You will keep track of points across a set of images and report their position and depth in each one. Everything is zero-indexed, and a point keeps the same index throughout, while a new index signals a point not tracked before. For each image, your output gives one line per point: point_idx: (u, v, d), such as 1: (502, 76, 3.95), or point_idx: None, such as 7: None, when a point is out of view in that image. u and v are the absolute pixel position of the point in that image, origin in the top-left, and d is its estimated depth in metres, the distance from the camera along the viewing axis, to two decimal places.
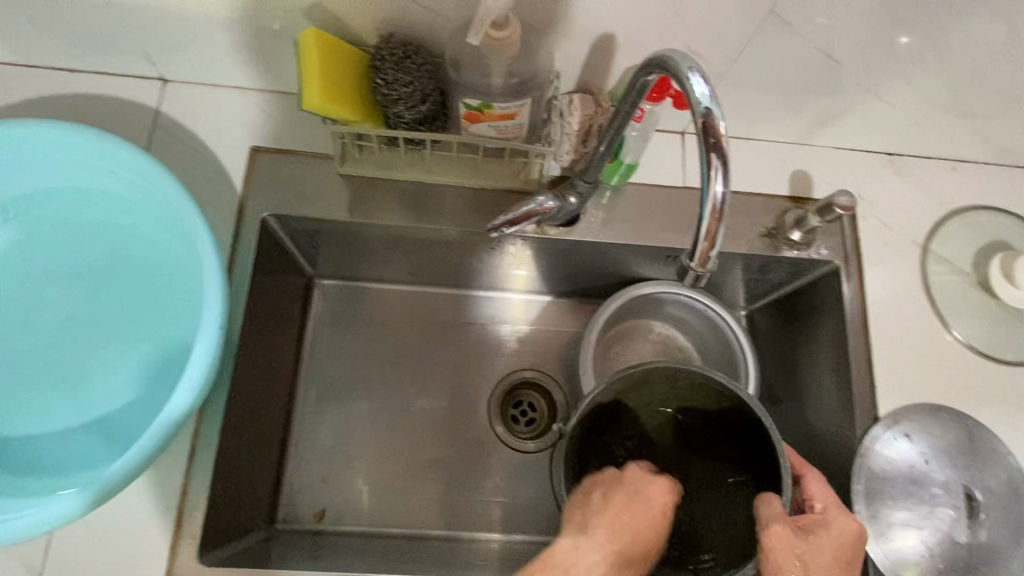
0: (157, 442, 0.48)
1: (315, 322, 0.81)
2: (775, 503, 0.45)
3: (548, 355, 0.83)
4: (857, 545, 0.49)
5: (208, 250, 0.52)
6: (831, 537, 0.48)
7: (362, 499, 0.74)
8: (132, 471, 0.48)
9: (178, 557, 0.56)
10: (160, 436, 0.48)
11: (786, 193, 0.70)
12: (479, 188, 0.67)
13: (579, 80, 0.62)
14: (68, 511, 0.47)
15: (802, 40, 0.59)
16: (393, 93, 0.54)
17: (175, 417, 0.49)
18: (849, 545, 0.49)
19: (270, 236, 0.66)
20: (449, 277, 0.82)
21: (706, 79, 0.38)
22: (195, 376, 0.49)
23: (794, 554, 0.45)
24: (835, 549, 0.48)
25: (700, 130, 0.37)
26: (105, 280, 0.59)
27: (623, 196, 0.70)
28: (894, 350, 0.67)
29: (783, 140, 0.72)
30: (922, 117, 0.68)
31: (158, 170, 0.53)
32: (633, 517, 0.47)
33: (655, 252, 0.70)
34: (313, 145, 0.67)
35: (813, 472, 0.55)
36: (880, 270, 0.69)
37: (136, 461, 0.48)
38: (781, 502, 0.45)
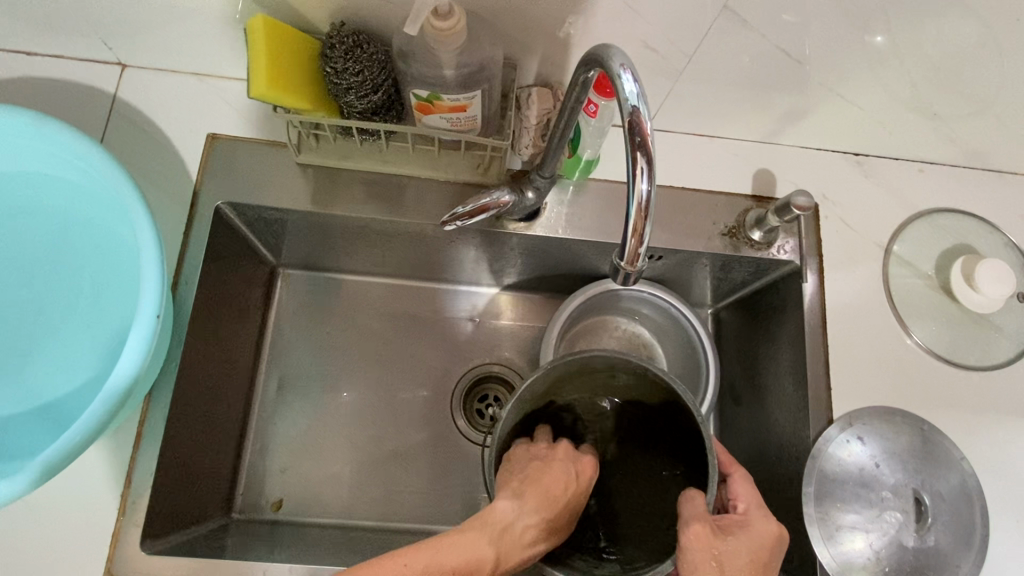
0: (87, 430, 0.47)
1: (278, 311, 0.81)
2: (696, 503, 0.49)
3: (514, 350, 0.83)
4: (777, 546, 0.52)
5: (149, 233, 0.51)
6: (751, 537, 0.51)
7: (320, 490, 0.74)
8: (70, 453, 0.46)
9: (120, 546, 0.56)
10: (98, 418, 0.47)
11: (749, 192, 0.70)
12: (440, 180, 0.66)
13: (539, 73, 0.61)
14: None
15: (762, 37, 0.58)
16: (343, 82, 0.53)
17: (108, 406, 0.47)
18: (770, 548, 0.51)
19: (226, 224, 0.66)
20: (415, 269, 0.81)
21: (637, 77, 0.37)
22: (133, 354, 0.48)
23: (713, 554, 0.47)
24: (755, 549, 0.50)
25: (627, 127, 0.37)
26: (54, 266, 0.59)
27: (585, 191, 0.69)
28: (853, 352, 0.66)
29: (749, 139, 0.71)
30: (888, 118, 0.67)
31: (98, 154, 0.52)
32: (565, 487, 0.52)
33: (616, 249, 0.69)
34: (271, 133, 0.66)
35: (741, 471, 0.58)
36: (842, 272, 0.69)
37: (67, 450, 0.46)
38: (702, 503, 0.49)
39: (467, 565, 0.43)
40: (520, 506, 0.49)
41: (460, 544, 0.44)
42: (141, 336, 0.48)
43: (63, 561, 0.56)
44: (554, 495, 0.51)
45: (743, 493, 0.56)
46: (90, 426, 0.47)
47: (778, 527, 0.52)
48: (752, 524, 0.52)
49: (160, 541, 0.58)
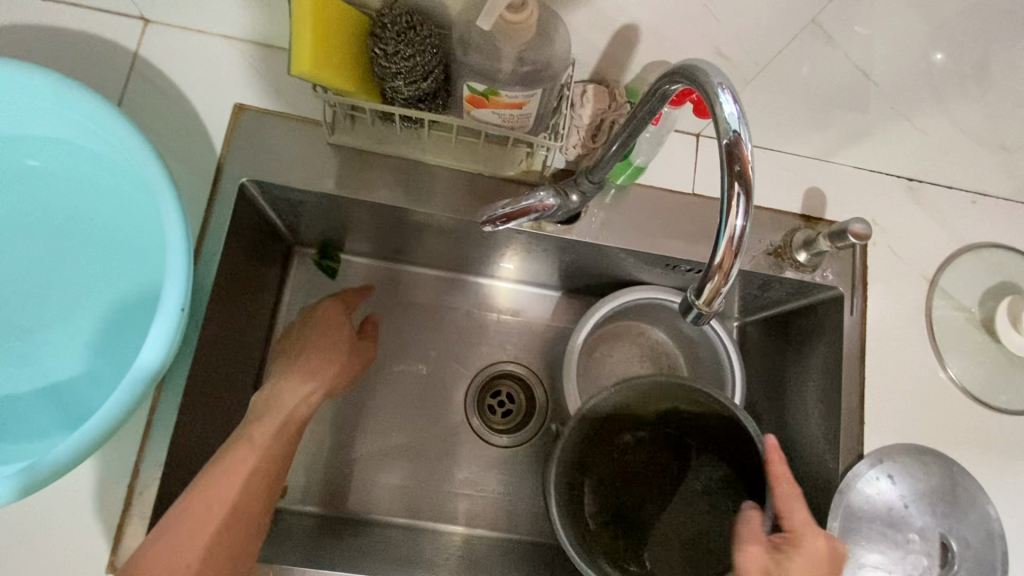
0: (95, 437, 0.43)
1: (292, 290, 0.78)
2: (751, 522, 0.48)
3: (531, 350, 0.81)
4: (830, 561, 0.47)
5: (177, 225, 0.47)
6: (804, 558, 0.46)
7: (324, 479, 0.72)
8: (69, 463, 0.42)
9: (125, 538, 0.53)
10: (103, 428, 0.43)
11: (798, 211, 0.67)
12: (477, 173, 0.63)
13: (596, 69, 0.57)
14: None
15: (839, 51, 0.55)
16: (392, 66, 0.49)
17: (116, 411, 0.43)
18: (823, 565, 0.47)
19: (247, 201, 0.62)
20: (438, 259, 0.78)
21: (737, 98, 0.34)
22: (148, 362, 0.44)
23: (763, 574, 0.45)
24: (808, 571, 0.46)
25: (724, 153, 0.34)
26: (68, 237, 0.55)
27: (627, 196, 0.66)
28: (890, 385, 0.64)
29: (802, 154, 0.68)
30: (950, 145, 0.64)
31: (127, 130, 0.48)
32: (338, 349, 0.67)
33: (654, 258, 0.67)
34: (303, 108, 0.62)
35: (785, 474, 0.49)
36: (884, 302, 0.67)
37: (72, 456, 0.42)
38: (757, 523, 0.47)
39: (264, 459, 0.57)
40: (268, 393, 0.62)
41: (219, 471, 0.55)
42: (161, 335, 0.45)
43: (62, 548, 0.53)
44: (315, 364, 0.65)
45: (792, 510, 0.48)
46: (93, 436, 0.43)
47: (830, 541, 0.47)
48: (802, 545, 0.46)
49: None
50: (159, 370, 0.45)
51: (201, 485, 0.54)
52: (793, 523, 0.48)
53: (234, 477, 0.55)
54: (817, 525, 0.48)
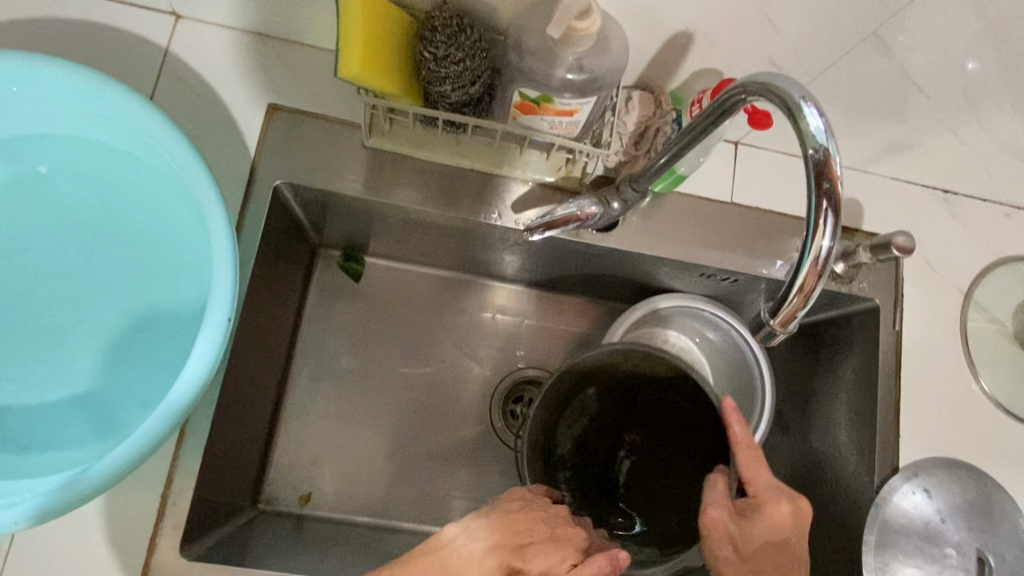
0: (138, 453, 0.41)
1: (315, 292, 0.76)
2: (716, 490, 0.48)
3: (555, 356, 0.80)
4: (793, 526, 0.48)
5: (222, 233, 0.45)
6: (766, 524, 0.48)
7: (347, 484, 0.71)
8: (111, 479, 0.41)
9: (157, 550, 0.52)
10: (145, 443, 0.42)
11: (835, 221, 0.66)
12: (514, 180, 0.61)
13: (642, 75, 0.56)
14: (40, 512, 0.41)
15: (892, 61, 0.54)
16: (441, 70, 0.48)
17: (159, 427, 0.42)
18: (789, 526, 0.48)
19: (279, 204, 0.61)
20: (463, 262, 0.77)
21: (823, 113, 0.33)
22: (194, 374, 0.43)
23: (729, 536, 0.47)
24: (772, 535, 0.48)
25: (811, 170, 0.33)
26: (100, 241, 0.53)
27: (665, 204, 0.65)
28: (926, 398, 0.64)
29: (839, 163, 0.67)
30: (990, 157, 0.64)
31: (170, 134, 0.46)
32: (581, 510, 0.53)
33: (690, 267, 0.66)
34: (337, 108, 0.60)
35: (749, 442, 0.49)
36: (919, 314, 0.66)
37: (114, 471, 0.41)
38: (721, 489, 0.48)
39: None
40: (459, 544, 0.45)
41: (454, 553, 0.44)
42: (207, 347, 0.43)
43: (92, 558, 0.52)
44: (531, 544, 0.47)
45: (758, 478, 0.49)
46: (138, 452, 0.41)
47: (792, 503, 0.48)
48: (765, 510, 0.48)
49: (197, 544, 0.54)
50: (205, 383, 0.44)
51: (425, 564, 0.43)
52: (756, 488, 0.48)
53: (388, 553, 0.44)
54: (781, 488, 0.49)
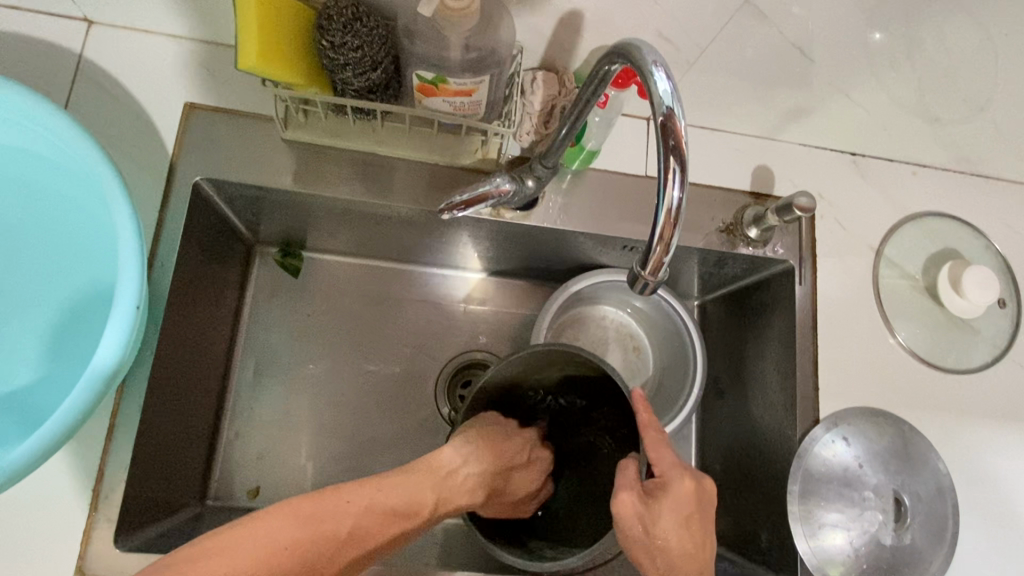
0: (46, 444, 0.42)
1: (255, 290, 0.77)
2: (627, 473, 0.52)
3: (497, 338, 0.82)
4: (695, 500, 0.51)
5: (127, 224, 0.46)
6: (671, 501, 0.51)
7: (298, 475, 0.73)
8: (18, 471, 0.41)
9: (91, 544, 0.52)
10: (53, 433, 0.42)
11: (748, 188, 0.69)
12: (434, 163, 0.63)
13: (544, 56, 0.58)
14: None
15: (775, 31, 0.57)
16: (340, 57, 0.49)
17: (70, 417, 0.43)
18: (690, 499, 0.51)
19: (203, 200, 0.62)
20: (400, 252, 0.79)
21: (669, 75, 0.35)
22: (105, 362, 0.44)
23: (638, 520, 0.50)
24: (677, 511, 0.51)
25: (659, 129, 0.35)
26: (22, 245, 0.54)
27: (584, 181, 0.67)
28: (843, 352, 0.67)
29: (749, 134, 0.70)
30: (887, 118, 0.67)
31: (72, 132, 0.47)
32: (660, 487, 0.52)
33: (613, 241, 0.68)
34: (255, 105, 0.62)
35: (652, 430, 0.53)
36: (834, 273, 0.69)
37: (21, 462, 0.41)
38: (630, 473, 0.51)
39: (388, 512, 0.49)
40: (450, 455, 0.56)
41: (451, 464, 0.55)
42: (117, 334, 0.45)
43: (26, 561, 0.52)
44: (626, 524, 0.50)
45: (661, 459, 0.52)
46: (50, 440, 0.42)
47: (695, 481, 0.52)
48: (670, 489, 0.51)
49: (134, 536, 0.55)
50: (116, 368, 0.45)
51: (427, 474, 0.53)
52: (663, 469, 0.52)
53: (381, 494, 0.49)
54: (684, 466, 0.52)
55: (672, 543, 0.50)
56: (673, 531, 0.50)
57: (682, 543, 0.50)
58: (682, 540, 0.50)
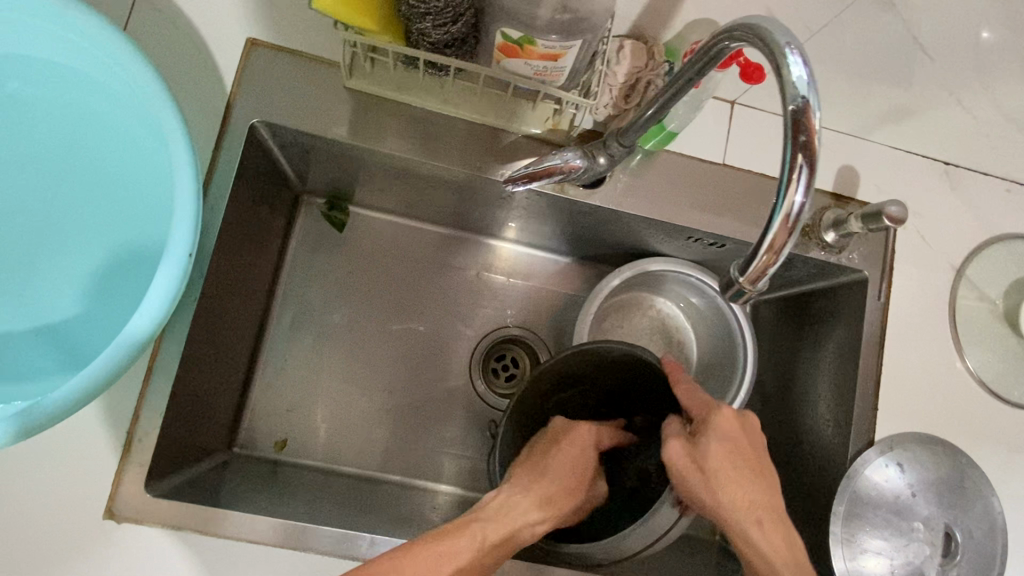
0: (88, 387, 0.40)
1: (297, 241, 0.75)
2: (671, 427, 0.53)
3: (538, 315, 0.79)
4: (740, 428, 0.51)
5: (185, 164, 0.44)
6: (716, 432, 0.50)
7: (327, 432, 0.72)
8: (61, 412, 0.40)
9: (121, 487, 0.51)
10: (96, 377, 0.40)
11: (828, 188, 0.64)
12: (502, 129, 0.59)
13: (634, 23, 0.54)
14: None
15: (894, 15, 0.52)
16: (421, 6, 0.45)
17: (113, 363, 0.41)
18: (734, 428, 0.51)
19: (257, 144, 0.59)
20: (449, 217, 0.76)
21: (806, 60, 0.32)
22: (154, 308, 0.42)
23: (692, 463, 0.49)
24: (724, 441, 0.50)
25: (790, 121, 0.31)
26: (74, 173, 0.52)
27: (655, 162, 0.63)
28: (908, 372, 0.63)
29: (837, 131, 0.65)
30: (992, 127, 0.62)
31: (136, 60, 0.44)
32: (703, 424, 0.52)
33: (677, 230, 0.65)
34: (319, 47, 0.58)
35: (681, 376, 0.55)
36: (909, 288, 0.65)
37: (62, 403, 0.40)
38: (675, 425, 0.53)
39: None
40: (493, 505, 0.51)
41: (502, 505, 0.51)
42: (170, 275, 0.42)
43: (53, 497, 0.51)
44: (684, 468, 0.49)
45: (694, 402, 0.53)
46: (92, 384, 0.40)
47: (733, 409, 0.52)
48: (710, 419, 0.51)
49: (164, 481, 0.54)
50: (167, 310, 0.42)
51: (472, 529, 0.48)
52: (699, 407, 0.53)
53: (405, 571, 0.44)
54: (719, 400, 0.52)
55: (728, 474, 0.49)
56: (727, 463, 0.49)
57: (739, 472, 0.50)
58: (741, 476, 0.50)
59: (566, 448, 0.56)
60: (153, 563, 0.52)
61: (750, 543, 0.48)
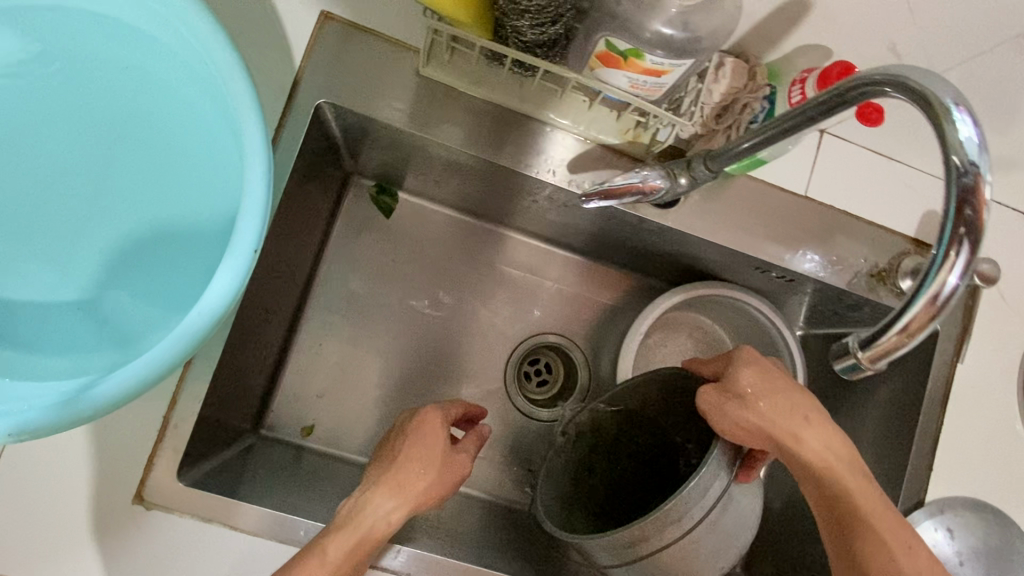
0: (139, 382, 0.37)
1: (343, 222, 0.72)
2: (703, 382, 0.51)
3: (579, 323, 0.77)
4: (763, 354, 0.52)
5: (259, 158, 0.40)
6: (746, 362, 0.51)
7: (355, 422, 0.70)
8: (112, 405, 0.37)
9: (153, 472, 0.49)
10: (148, 373, 0.38)
11: (911, 233, 0.60)
12: (578, 136, 0.56)
13: (740, 40, 0.50)
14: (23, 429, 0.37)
15: None
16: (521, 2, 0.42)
17: (165, 361, 0.38)
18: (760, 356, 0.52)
19: (320, 124, 0.56)
20: (504, 215, 0.72)
21: (976, 121, 0.29)
22: (214, 303, 0.38)
23: (727, 393, 0.49)
24: (755, 369, 0.50)
25: (955, 189, 0.29)
26: (128, 134, 0.47)
27: (734, 186, 0.59)
28: (970, 434, 0.60)
29: (928, 173, 0.61)
30: None
31: (218, 42, 0.41)
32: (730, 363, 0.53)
33: (745, 258, 0.61)
34: (396, 27, 0.54)
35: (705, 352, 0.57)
36: (981, 346, 0.61)
37: (110, 398, 0.37)
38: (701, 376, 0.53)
39: None
40: (351, 506, 0.49)
41: (363, 506, 0.49)
42: (229, 278, 0.38)
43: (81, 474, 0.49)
44: (725, 400, 0.49)
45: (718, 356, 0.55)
46: (144, 379, 0.38)
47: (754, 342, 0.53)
48: (734, 354, 0.52)
49: (194, 469, 0.52)
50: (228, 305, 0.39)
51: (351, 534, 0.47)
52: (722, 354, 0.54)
53: None
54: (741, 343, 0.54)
55: (768, 394, 0.49)
56: (763, 381, 0.50)
57: (778, 393, 0.50)
58: (781, 392, 0.50)
59: (416, 434, 0.51)
60: (176, 551, 0.50)
61: (802, 443, 0.49)
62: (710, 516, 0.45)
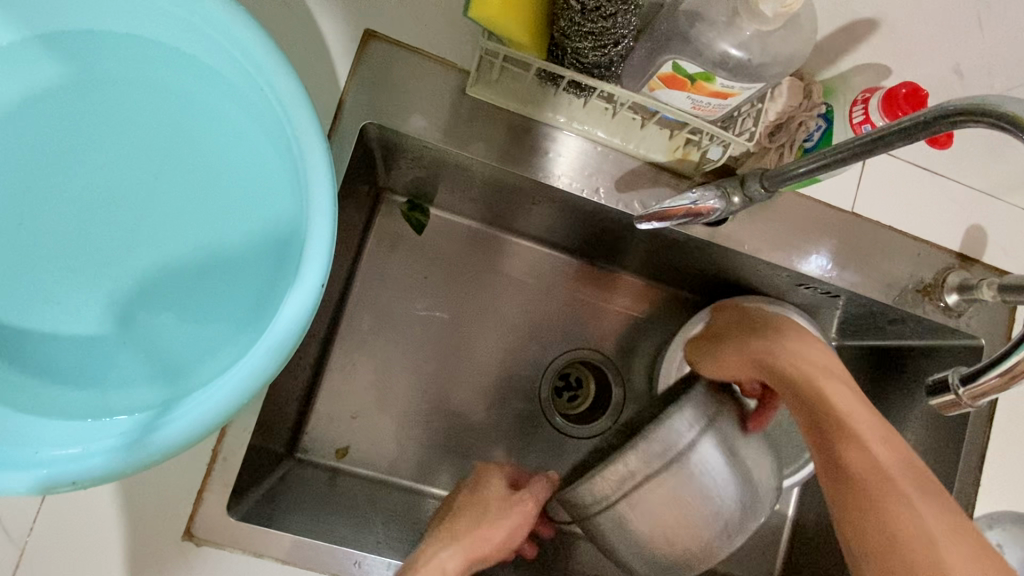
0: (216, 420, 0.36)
1: (373, 238, 0.71)
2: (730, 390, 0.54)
3: (612, 338, 0.76)
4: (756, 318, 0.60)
5: (324, 185, 0.39)
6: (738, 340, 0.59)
7: (390, 444, 0.68)
8: (185, 443, 0.36)
9: (203, 507, 0.48)
10: (220, 409, 0.36)
11: (954, 248, 0.60)
12: (623, 152, 0.55)
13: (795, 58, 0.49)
14: (96, 471, 0.36)
15: None
16: (587, 24, 0.41)
17: (237, 397, 0.36)
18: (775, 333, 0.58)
19: (362, 144, 0.55)
20: (537, 230, 0.71)
21: None
22: (286, 332, 0.37)
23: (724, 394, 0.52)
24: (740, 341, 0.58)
25: None
26: (171, 153, 0.45)
27: (779, 203, 0.58)
28: (1015, 449, 0.60)
29: (970, 187, 0.61)
30: None
31: (276, 66, 0.39)
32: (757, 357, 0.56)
33: (791, 276, 0.61)
34: (441, 45, 0.53)
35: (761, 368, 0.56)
36: None
37: (185, 435, 0.36)
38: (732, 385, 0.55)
39: None
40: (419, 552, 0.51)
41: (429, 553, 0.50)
42: (298, 308, 0.37)
43: (127, 514, 0.47)
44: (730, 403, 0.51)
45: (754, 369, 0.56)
46: (214, 416, 0.36)
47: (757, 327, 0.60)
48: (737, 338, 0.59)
49: (242, 501, 0.51)
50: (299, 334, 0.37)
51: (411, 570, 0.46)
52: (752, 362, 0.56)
53: None
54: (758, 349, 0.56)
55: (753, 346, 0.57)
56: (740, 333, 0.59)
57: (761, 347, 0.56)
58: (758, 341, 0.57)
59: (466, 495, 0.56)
60: None
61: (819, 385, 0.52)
62: (700, 451, 0.47)
